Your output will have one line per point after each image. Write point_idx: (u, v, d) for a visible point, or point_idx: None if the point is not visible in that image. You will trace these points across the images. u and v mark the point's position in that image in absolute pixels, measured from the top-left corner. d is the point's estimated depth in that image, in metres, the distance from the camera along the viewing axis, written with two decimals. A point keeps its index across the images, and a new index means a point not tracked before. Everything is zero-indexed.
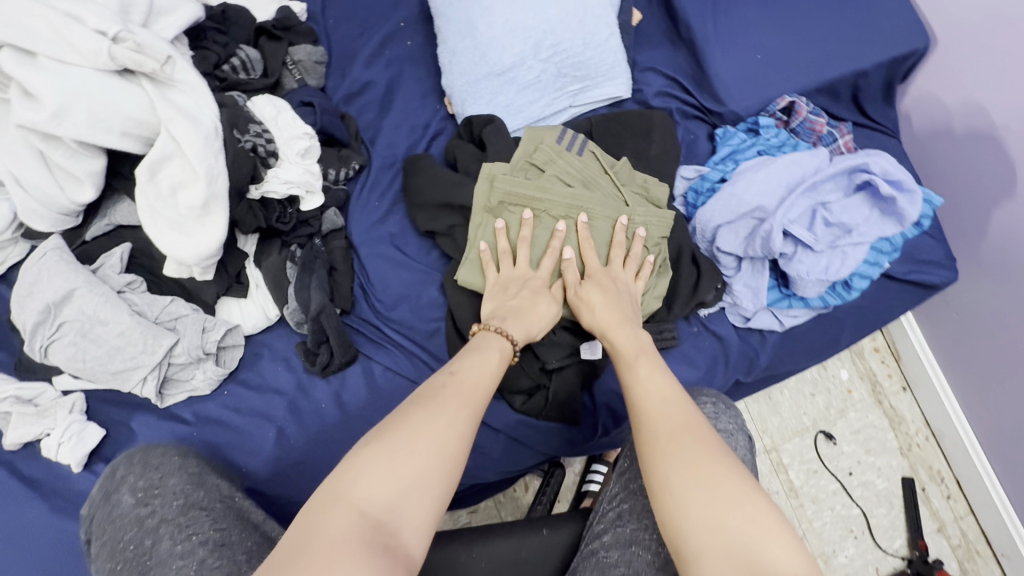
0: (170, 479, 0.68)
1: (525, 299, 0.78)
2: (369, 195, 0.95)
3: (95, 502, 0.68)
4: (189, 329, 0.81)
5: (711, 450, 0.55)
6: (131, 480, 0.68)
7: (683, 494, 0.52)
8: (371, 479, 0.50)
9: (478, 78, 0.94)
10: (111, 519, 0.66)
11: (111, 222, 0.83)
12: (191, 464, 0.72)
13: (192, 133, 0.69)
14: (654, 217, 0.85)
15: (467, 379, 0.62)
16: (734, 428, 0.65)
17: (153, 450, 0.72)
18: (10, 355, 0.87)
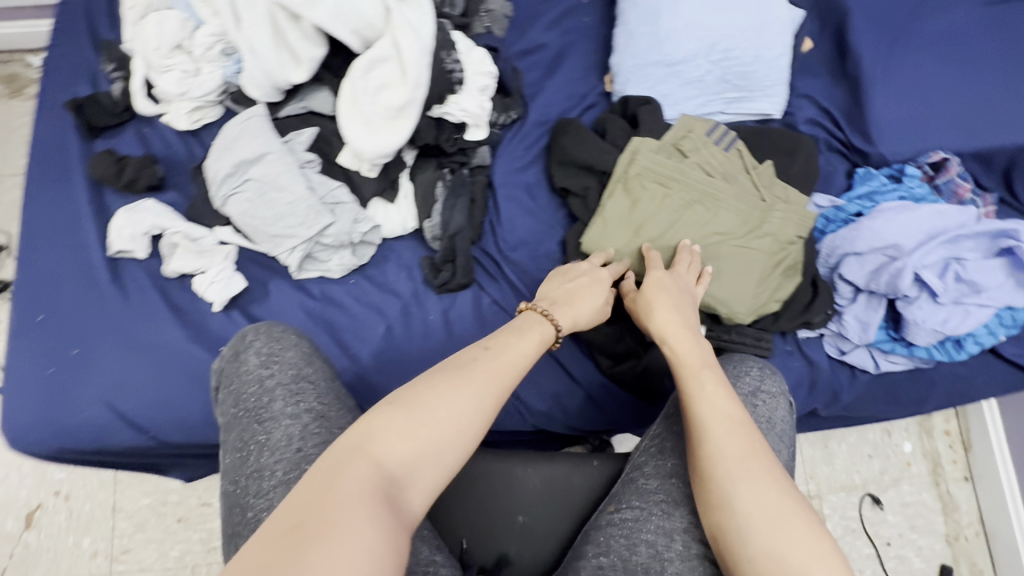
0: (287, 353, 0.72)
1: (575, 291, 0.77)
2: (517, 145, 1.03)
3: (225, 356, 0.72)
4: (344, 217, 0.89)
5: (775, 478, 0.56)
6: (253, 344, 0.72)
7: (746, 519, 0.54)
8: (394, 445, 0.54)
9: (647, 63, 1.00)
10: (235, 374, 0.70)
11: (304, 105, 0.91)
12: (305, 343, 0.75)
13: (413, 44, 0.77)
14: (793, 219, 0.86)
15: (502, 361, 0.63)
16: (777, 391, 0.75)
17: (270, 323, 0.76)
18: (186, 198, 0.99)
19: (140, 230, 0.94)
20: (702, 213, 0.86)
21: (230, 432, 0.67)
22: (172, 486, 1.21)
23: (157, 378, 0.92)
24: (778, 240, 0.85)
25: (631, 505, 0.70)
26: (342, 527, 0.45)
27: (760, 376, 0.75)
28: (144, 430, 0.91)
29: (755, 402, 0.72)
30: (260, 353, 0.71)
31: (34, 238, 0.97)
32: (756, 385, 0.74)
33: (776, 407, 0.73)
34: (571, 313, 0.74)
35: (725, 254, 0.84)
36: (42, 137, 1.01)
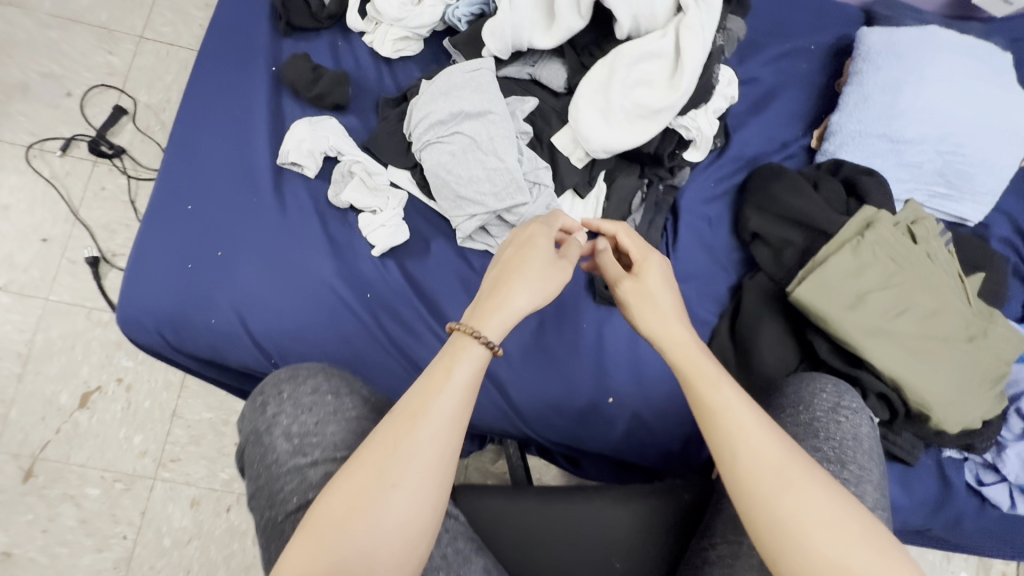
0: (326, 428, 0.64)
1: (506, 273, 0.62)
2: (710, 175, 0.98)
3: (247, 437, 0.65)
4: (540, 200, 0.82)
5: (816, 481, 0.53)
6: (281, 423, 0.64)
7: (798, 535, 0.50)
8: (359, 537, 0.50)
9: (871, 133, 0.95)
10: (264, 464, 0.63)
11: (529, 73, 0.85)
12: (345, 406, 0.67)
13: (697, 48, 0.71)
14: (1014, 339, 0.79)
15: (430, 407, 0.54)
16: (857, 406, 0.75)
17: (301, 378, 0.67)
18: (365, 128, 0.92)
19: (319, 148, 0.88)
20: (927, 301, 0.79)
21: (275, 541, 0.59)
22: (238, 407, 1.16)
23: (295, 308, 0.86)
24: (997, 354, 0.79)
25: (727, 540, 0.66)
26: None
27: (836, 391, 0.75)
28: (269, 356, 0.86)
29: (840, 417, 0.72)
30: (291, 435, 0.63)
31: (199, 122, 0.91)
32: (835, 401, 0.74)
33: (860, 422, 0.73)
34: (500, 312, 0.59)
35: (945, 352, 0.77)
36: (231, 18, 0.95)
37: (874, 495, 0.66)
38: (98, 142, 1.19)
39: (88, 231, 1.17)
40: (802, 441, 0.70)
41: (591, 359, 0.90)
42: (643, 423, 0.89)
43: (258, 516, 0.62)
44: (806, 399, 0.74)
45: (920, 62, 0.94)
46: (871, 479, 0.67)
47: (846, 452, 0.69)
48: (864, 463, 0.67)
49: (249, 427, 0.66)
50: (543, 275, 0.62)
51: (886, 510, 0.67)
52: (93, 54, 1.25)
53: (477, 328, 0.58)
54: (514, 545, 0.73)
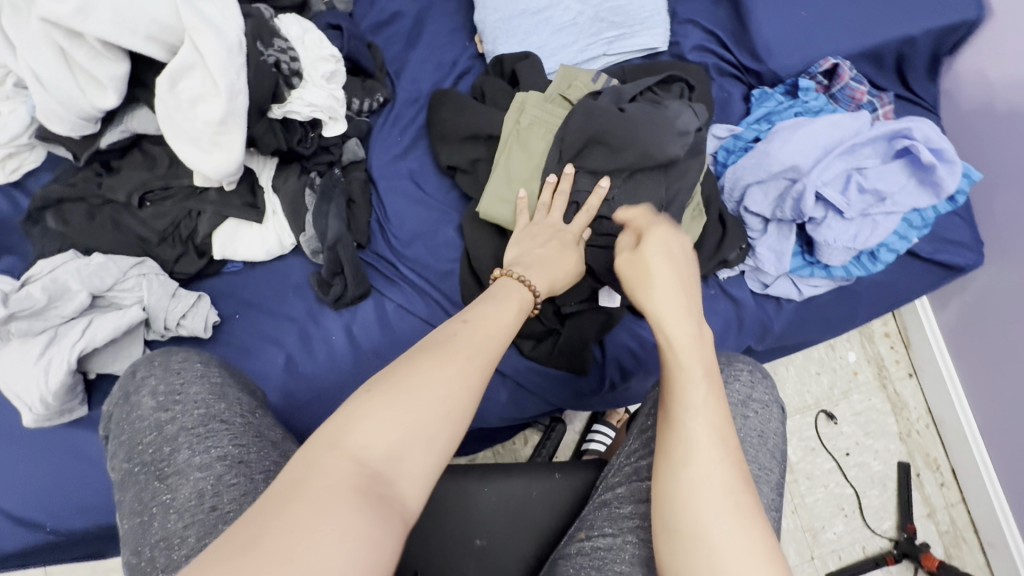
0: (191, 387, 0.68)
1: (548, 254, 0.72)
2: (391, 130, 0.93)
3: (115, 403, 0.68)
4: (69, 312, 0.75)
5: (729, 438, 0.50)
6: (148, 383, 0.69)
7: (688, 482, 0.48)
8: (380, 418, 0.46)
9: (512, 16, 0.92)
10: (127, 419, 0.67)
11: (124, 130, 0.80)
12: (213, 371, 0.72)
13: (215, 46, 0.66)
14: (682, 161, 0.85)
15: (488, 315, 0.58)
16: (768, 399, 0.69)
17: (177, 357, 0.72)
18: (23, 262, 0.86)
19: (25, 392, 0.73)
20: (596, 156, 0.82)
21: (127, 490, 0.63)
22: (108, 564, 1.12)
23: (43, 469, 0.82)
24: (686, 170, 0.81)
25: (604, 533, 0.63)
26: (307, 536, 0.38)
27: (752, 382, 0.68)
28: (42, 523, 0.83)
29: (746, 413, 0.66)
30: (157, 393, 0.67)
31: None
32: (746, 393, 0.67)
33: (769, 419, 0.67)
34: (535, 271, 0.69)
35: (636, 183, 0.80)
36: None
37: (769, 497, 0.63)
38: None
39: None
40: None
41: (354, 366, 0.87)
42: None
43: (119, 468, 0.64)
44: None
45: None
46: (767, 480, 0.64)
47: (745, 450, 0.64)
48: (762, 463, 0.63)
49: (119, 392, 0.71)
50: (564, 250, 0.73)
51: (777, 508, 0.65)
52: None
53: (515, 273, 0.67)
54: None
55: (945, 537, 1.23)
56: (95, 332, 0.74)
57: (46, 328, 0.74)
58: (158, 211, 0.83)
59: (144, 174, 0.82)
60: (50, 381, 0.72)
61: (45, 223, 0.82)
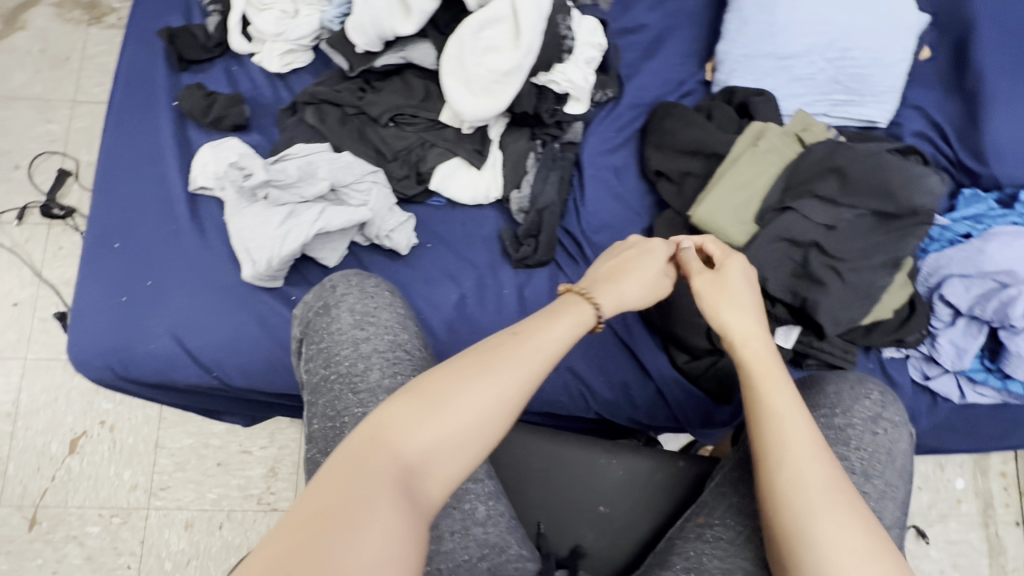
0: (382, 313, 0.70)
1: (615, 265, 0.67)
2: (609, 125, 1.00)
3: (313, 309, 0.70)
4: (311, 194, 0.84)
5: (860, 509, 0.51)
6: (346, 300, 0.70)
7: (825, 552, 0.48)
8: (427, 418, 0.48)
9: (758, 54, 0.95)
10: (325, 330, 0.67)
11: (401, 57, 0.89)
12: (400, 301, 0.73)
13: (532, 10, 0.74)
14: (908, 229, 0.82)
15: (539, 329, 0.55)
16: (898, 419, 0.67)
17: (366, 275, 0.74)
18: (269, 143, 0.97)
19: (257, 249, 0.83)
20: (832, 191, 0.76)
21: (318, 396, 0.66)
22: (215, 429, 1.22)
23: (228, 322, 0.91)
24: None
25: (724, 523, 0.63)
26: (367, 524, 0.41)
27: (883, 401, 0.67)
28: (210, 370, 0.91)
29: (877, 430, 0.65)
30: (354, 309, 0.69)
31: (118, 169, 0.97)
32: (877, 411, 0.66)
33: (901, 439, 0.65)
34: (607, 287, 0.64)
35: (868, 233, 0.75)
36: (134, 64, 1.01)
37: (894, 515, 0.61)
38: (49, 205, 1.27)
39: (54, 290, 1.26)
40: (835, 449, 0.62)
41: (517, 323, 0.92)
42: (576, 374, 0.91)
43: (310, 375, 0.67)
44: (845, 404, 0.66)
45: None
46: (894, 497, 0.62)
47: (874, 465, 0.63)
48: (890, 479, 0.62)
49: (316, 294, 0.71)
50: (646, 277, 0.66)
51: (902, 526, 0.63)
52: (35, 125, 1.33)
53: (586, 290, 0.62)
54: (512, 482, 0.77)
55: None
56: (329, 219, 0.83)
57: (290, 201, 0.84)
58: (401, 134, 0.91)
59: (402, 100, 0.91)
60: (281, 247, 0.81)
61: (302, 114, 0.92)
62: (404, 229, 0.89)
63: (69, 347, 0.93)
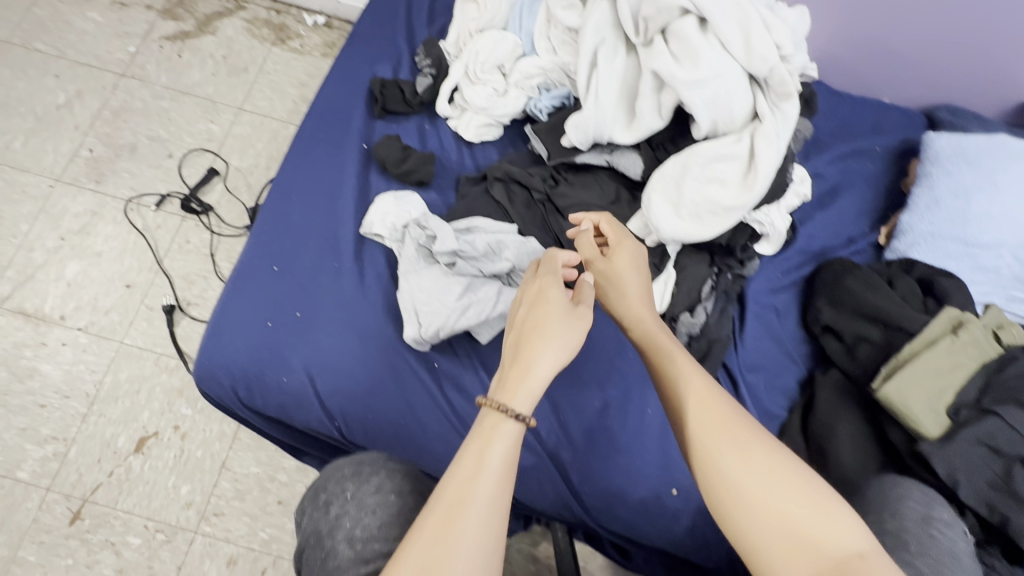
0: (386, 532, 0.62)
1: (528, 335, 0.59)
2: (777, 266, 0.98)
3: (309, 541, 0.64)
4: (492, 272, 0.84)
5: (751, 435, 0.56)
6: (345, 525, 0.63)
7: (742, 488, 0.53)
8: None
9: (944, 236, 0.95)
10: (325, 569, 0.60)
11: (605, 160, 0.89)
12: (404, 506, 0.65)
13: (772, 159, 0.74)
14: None
15: (468, 506, 0.51)
16: (951, 522, 0.67)
17: (365, 475, 0.68)
18: (445, 205, 0.97)
19: (427, 314, 0.81)
20: None
21: None
22: (286, 463, 1.16)
23: (363, 374, 0.87)
24: None
25: None
26: None
27: (925, 504, 0.68)
28: (334, 419, 0.87)
29: (932, 530, 0.65)
30: (353, 537, 0.61)
31: (293, 193, 0.97)
32: (924, 511, 0.67)
33: (953, 540, 0.64)
34: (528, 381, 0.56)
35: None
36: (331, 99, 1.03)
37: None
38: (189, 199, 1.29)
39: (168, 281, 1.25)
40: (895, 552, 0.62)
41: (656, 448, 0.87)
42: (709, 518, 0.85)
43: None
44: (893, 507, 0.68)
45: (992, 172, 0.95)
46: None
47: (943, 567, 0.60)
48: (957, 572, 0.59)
49: (315, 523, 0.65)
50: (550, 323, 0.60)
51: None
52: (197, 121, 1.37)
53: (503, 402, 0.55)
54: None
55: None
56: (507, 302, 0.81)
57: (470, 273, 0.83)
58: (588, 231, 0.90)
59: (590, 196, 0.90)
60: (455, 319, 0.79)
61: (491, 187, 0.94)
62: None
63: (197, 356, 0.90)
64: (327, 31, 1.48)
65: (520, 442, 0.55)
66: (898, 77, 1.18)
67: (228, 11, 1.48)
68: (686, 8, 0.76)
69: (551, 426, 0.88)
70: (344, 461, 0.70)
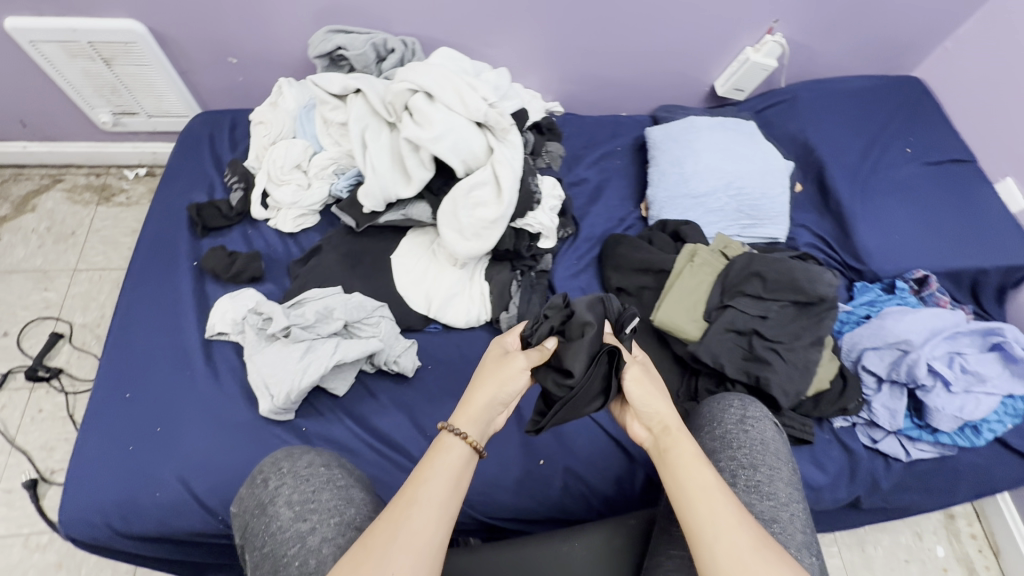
0: (320, 496, 0.71)
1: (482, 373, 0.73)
2: (572, 255, 1.20)
3: (252, 511, 0.73)
4: (327, 331, 0.95)
5: (725, 502, 0.63)
6: (283, 492, 0.72)
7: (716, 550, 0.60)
8: None
9: (678, 195, 1.23)
10: (269, 532, 0.70)
11: (402, 214, 1.09)
12: (336, 476, 0.75)
13: (509, 175, 0.97)
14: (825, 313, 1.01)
15: (418, 505, 0.62)
16: (761, 415, 0.83)
17: (297, 456, 0.76)
18: (281, 290, 1.09)
19: (276, 385, 0.90)
20: (758, 286, 0.96)
21: None
22: None
23: (236, 461, 0.92)
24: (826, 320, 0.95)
25: (671, 556, 0.76)
26: None
27: (741, 406, 0.84)
28: (216, 513, 0.90)
29: (744, 426, 0.81)
30: (292, 501, 0.71)
31: (135, 323, 1.04)
32: (742, 413, 0.83)
33: (765, 429, 0.81)
34: (473, 411, 0.69)
35: (790, 318, 0.94)
36: (155, 233, 1.14)
37: (787, 488, 0.74)
38: (35, 368, 1.28)
39: (24, 455, 1.20)
40: (718, 454, 0.78)
41: (517, 432, 1.00)
42: (576, 472, 0.98)
43: None
44: (715, 417, 0.83)
45: (691, 142, 1.27)
46: (781, 476, 0.75)
47: (756, 456, 0.77)
48: (771, 462, 0.76)
49: (252, 495, 0.74)
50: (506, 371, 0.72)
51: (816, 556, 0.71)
52: (30, 294, 1.39)
53: (456, 425, 0.68)
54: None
55: None
56: (343, 351, 0.93)
57: (307, 337, 0.94)
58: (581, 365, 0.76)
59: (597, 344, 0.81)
60: (301, 379, 0.89)
61: (315, 264, 1.08)
62: (404, 357, 1.00)
63: (61, 505, 0.90)
64: (150, 178, 1.58)
65: (464, 460, 0.67)
66: (622, 95, 1.53)
67: (46, 186, 1.54)
68: (412, 87, 0.99)
69: (422, 446, 0.97)
70: (278, 450, 0.78)
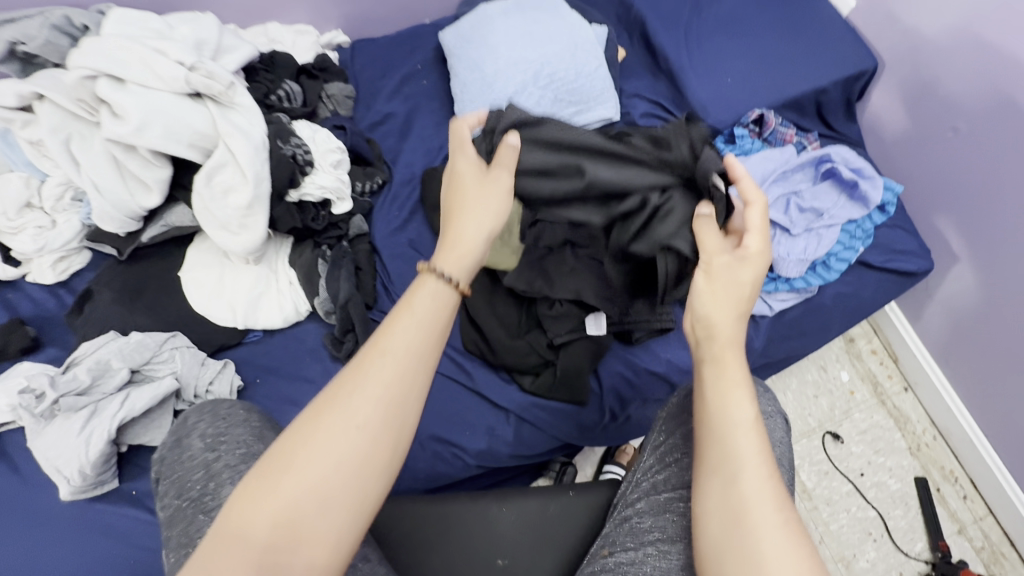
0: (235, 429, 0.63)
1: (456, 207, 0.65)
2: (391, 206, 1.04)
3: (164, 449, 0.64)
4: (110, 385, 0.83)
5: (770, 470, 0.49)
6: (198, 428, 0.63)
7: (743, 526, 0.46)
8: (291, 471, 0.47)
9: (487, 103, 1.07)
10: (179, 463, 0.61)
11: (164, 225, 0.93)
12: (256, 417, 0.66)
13: (245, 146, 0.82)
14: None
15: (387, 354, 0.52)
16: (772, 411, 0.67)
17: (222, 405, 0.66)
18: (66, 351, 0.95)
19: (66, 464, 0.79)
20: None
21: (173, 529, 0.57)
22: None
23: (63, 553, 0.82)
24: None
25: (626, 547, 0.60)
26: None
27: (756, 394, 0.67)
28: None
29: None
30: (206, 434, 0.62)
31: None
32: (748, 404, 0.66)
33: (775, 429, 0.65)
34: (460, 252, 0.61)
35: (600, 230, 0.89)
36: None
37: None
38: None
39: None
40: None
41: None
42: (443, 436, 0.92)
43: (169, 515, 0.59)
44: None
45: (484, 39, 1.11)
46: None
47: None
48: None
49: (170, 435, 0.65)
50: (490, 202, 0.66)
51: None
52: None
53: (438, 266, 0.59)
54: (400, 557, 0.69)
55: (982, 553, 1.21)
56: (130, 404, 0.81)
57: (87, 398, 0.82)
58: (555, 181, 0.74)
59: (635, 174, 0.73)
60: (90, 448, 0.79)
61: (89, 311, 0.92)
62: (217, 381, 0.89)
63: None
64: None
65: (446, 305, 0.58)
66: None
67: None
68: (91, 74, 0.81)
69: None
70: (212, 400, 0.67)
